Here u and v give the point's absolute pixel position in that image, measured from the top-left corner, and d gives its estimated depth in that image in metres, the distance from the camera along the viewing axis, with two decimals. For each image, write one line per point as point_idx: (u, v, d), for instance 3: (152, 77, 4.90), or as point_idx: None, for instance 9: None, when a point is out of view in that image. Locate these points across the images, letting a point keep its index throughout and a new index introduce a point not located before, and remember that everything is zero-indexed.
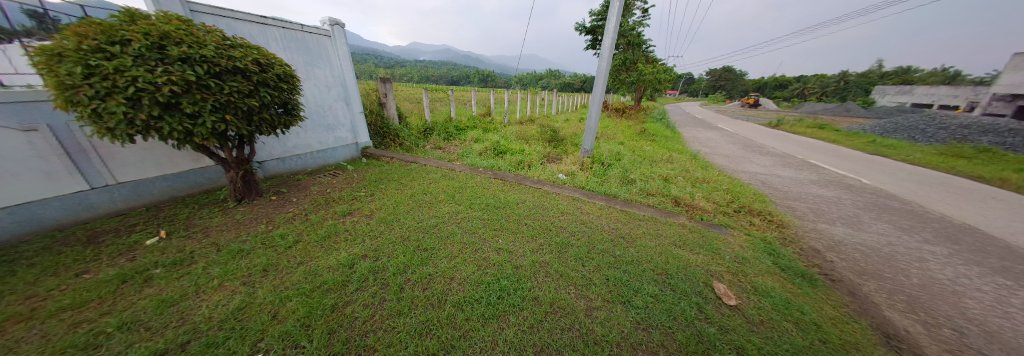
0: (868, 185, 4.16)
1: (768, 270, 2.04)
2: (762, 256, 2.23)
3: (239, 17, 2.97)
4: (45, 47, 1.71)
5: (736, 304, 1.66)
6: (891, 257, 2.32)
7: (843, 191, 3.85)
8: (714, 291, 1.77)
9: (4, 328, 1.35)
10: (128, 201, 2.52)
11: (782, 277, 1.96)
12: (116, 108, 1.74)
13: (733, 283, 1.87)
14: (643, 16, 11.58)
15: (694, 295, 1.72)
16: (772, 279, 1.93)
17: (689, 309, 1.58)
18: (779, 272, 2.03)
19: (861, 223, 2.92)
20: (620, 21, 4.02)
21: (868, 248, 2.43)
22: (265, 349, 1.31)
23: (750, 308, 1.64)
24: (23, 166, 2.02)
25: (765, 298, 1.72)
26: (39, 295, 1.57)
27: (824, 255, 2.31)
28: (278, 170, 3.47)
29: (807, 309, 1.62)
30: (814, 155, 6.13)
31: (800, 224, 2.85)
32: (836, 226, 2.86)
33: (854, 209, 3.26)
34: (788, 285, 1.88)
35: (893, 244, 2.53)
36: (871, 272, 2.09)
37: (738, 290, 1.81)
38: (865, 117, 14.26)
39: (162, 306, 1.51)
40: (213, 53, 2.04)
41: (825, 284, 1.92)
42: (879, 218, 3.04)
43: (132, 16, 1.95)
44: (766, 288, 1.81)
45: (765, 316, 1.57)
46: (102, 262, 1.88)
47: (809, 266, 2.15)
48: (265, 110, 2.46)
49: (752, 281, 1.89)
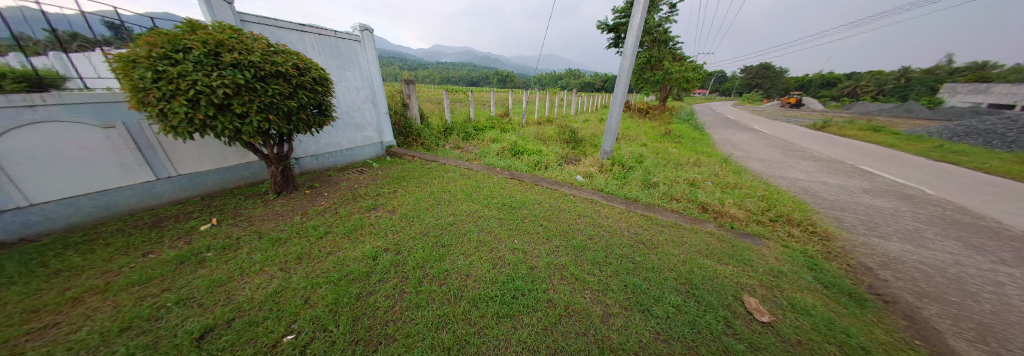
0: (931, 196, 3.72)
1: (807, 286, 1.91)
2: (802, 270, 2.09)
3: (281, 25, 3.22)
4: (123, 55, 1.97)
5: (770, 321, 1.56)
6: (957, 278, 2.07)
7: (900, 203, 3.47)
8: (743, 306, 1.68)
9: (85, 297, 1.59)
10: (186, 191, 2.81)
11: (823, 295, 1.83)
12: (178, 108, 1.97)
13: (767, 298, 1.77)
14: (670, 11, 11.15)
15: (721, 308, 1.64)
16: (812, 296, 1.80)
17: (714, 323, 1.52)
18: (821, 289, 1.89)
19: (921, 239, 2.63)
20: (645, 17, 3.89)
21: (930, 268, 2.18)
22: (297, 331, 1.43)
23: (786, 326, 1.54)
24: (104, 158, 2.34)
25: (803, 317, 1.61)
26: (113, 271, 1.81)
27: (876, 273, 2.11)
28: (312, 166, 3.74)
29: (853, 332, 1.50)
30: (864, 161, 5.57)
31: (848, 238, 2.61)
32: (890, 241, 2.59)
33: (913, 223, 2.94)
34: (831, 303, 1.74)
35: (960, 264, 2.25)
36: (932, 295, 1.88)
37: (771, 306, 1.70)
38: (930, 119, 12.66)
39: (212, 286, 1.70)
40: (259, 59, 2.25)
41: (877, 306, 1.75)
42: (944, 234, 2.72)
43: (192, 26, 2.19)
44: (805, 305, 1.69)
45: (803, 336, 1.47)
46: (165, 244, 2.13)
47: (857, 284, 1.98)
48: (303, 111, 2.65)
49: (789, 297, 1.77)
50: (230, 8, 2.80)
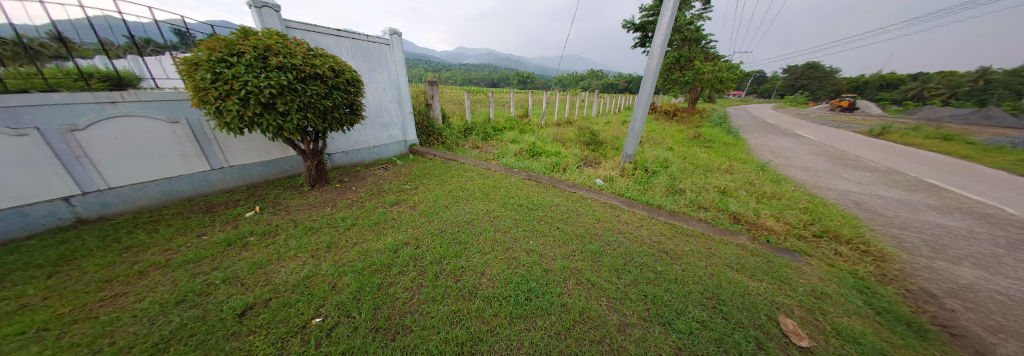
0: (1017, 217, 3.23)
1: (856, 311, 1.70)
2: (851, 293, 1.86)
3: (320, 30, 3.47)
4: (188, 58, 2.23)
5: (809, 346, 1.42)
6: None
7: (975, 223, 3.06)
8: (779, 327, 1.54)
9: (150, 271, 1.82)
10: (235, 181, 3.12)
11: (875, 322, 1.61)
12: (232, 106, 2.20)
13: (806, 321, 1.61)
14: (704, 8, 10.60)
15: (752, 327, 1.53)
16: (862, 323, 1.60)
17: (742, 342, 1.43)
18: (873, 315, 1.66)
19: (1001, 266, 2.28)
20: (676, 15, 3.73)
21: (1011, 299, 1.88)
22: (325, 314, 1.54)
23: (827, 353, 1.39)
24: (170, 149, 2.66)
25: (849, 345, 1.44)
26: (173, 249, 2.07)
27: (942, 302, 1.82)
28: (342, 162, 3.99)
29: None
30: (929, 174, 4.95)
31: (907, 260, 2.32)
32: (960, 266, 2.27)
33: (990, 247, 2.57)
34: (885, 333, 1.52)
35: None
36: (1013, 331, 1.59)
37: (811, 329, 1.55)
38: (1016, 128, 10.98)
39: (254, 267, 1.88)
40: (301, 62, 2.45)
41: (942, 339, 1.50)
42: None
43: (245, 33, 2.43)
44: (852, 332, 1.51)
45: None
46: (216, 227, 2.38)
47: (918, 313, 1.71)
48: (337, 110, 2.84)
49: (834, 322, 1.59)
50: (277, 16, 3.06)
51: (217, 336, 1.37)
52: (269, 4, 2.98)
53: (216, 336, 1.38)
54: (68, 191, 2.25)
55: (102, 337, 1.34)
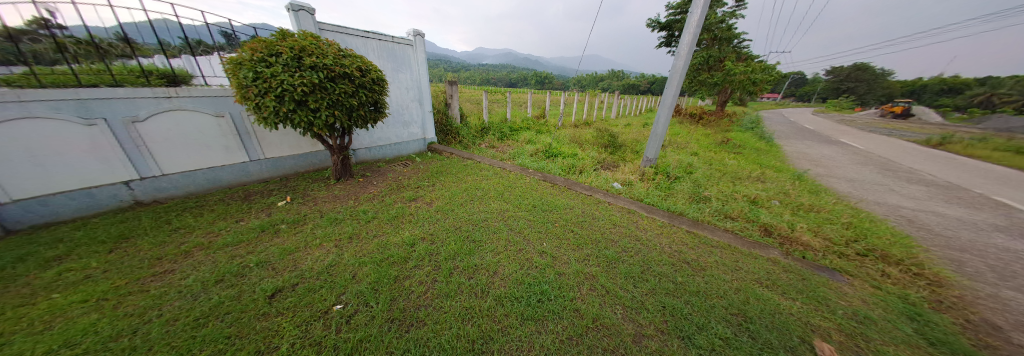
0: None
1: (907, 340, 1.52)
2: (900, 319, 1.67)
3: (349, 32, 3.63)
4: (233, 58, 2.42)
5: None
6: None
7: None
8: (813, 351, 1.42)
9: (195, 251, 2.00)
10: (270, 172, 3.35)
11: (928, 354, 1.44)
12: (269, 102, 2.36)
13: (846, 346, 1.47)
14: (738, 5, 9.99)
15: (782, 350, 1.42)
16: (912, 354, 1.43)
17: None
18: (926, 346, 1.49)
19: None
20: (706, 13, 3.54)
21: None
22: (345, 302, 1.61)
23: None
24: (215, 141, 2.90)
25: None
26: (215, 232, 2.25)
27: (1015, 337, 1.59)
28: (365, 157, 4.16)
29: None
30: (1002, 190, 4.36)
31: (971, 286, 2.06)
32: None
33: None
34: None
35: None
36: None
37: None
38: None
39: (284, 253, 2.01)
40: (331, 62, 2.58)
41: None
42: None
43: (284, 35, 2.60)
44: None
45: None
46: (252, 214, 2.56)
47: (985, 348, 1.50)
48: (363, 108, 2.96)
49: (878, 350, 1.44)
50: (311, 18, 3.24)
51: (249, 315, 1.47)
52: (305, 8, 3.16)
53: (248, 315, 1.48)
54: (129, 176, 2.52)
55: (151, 309, 1.49)
